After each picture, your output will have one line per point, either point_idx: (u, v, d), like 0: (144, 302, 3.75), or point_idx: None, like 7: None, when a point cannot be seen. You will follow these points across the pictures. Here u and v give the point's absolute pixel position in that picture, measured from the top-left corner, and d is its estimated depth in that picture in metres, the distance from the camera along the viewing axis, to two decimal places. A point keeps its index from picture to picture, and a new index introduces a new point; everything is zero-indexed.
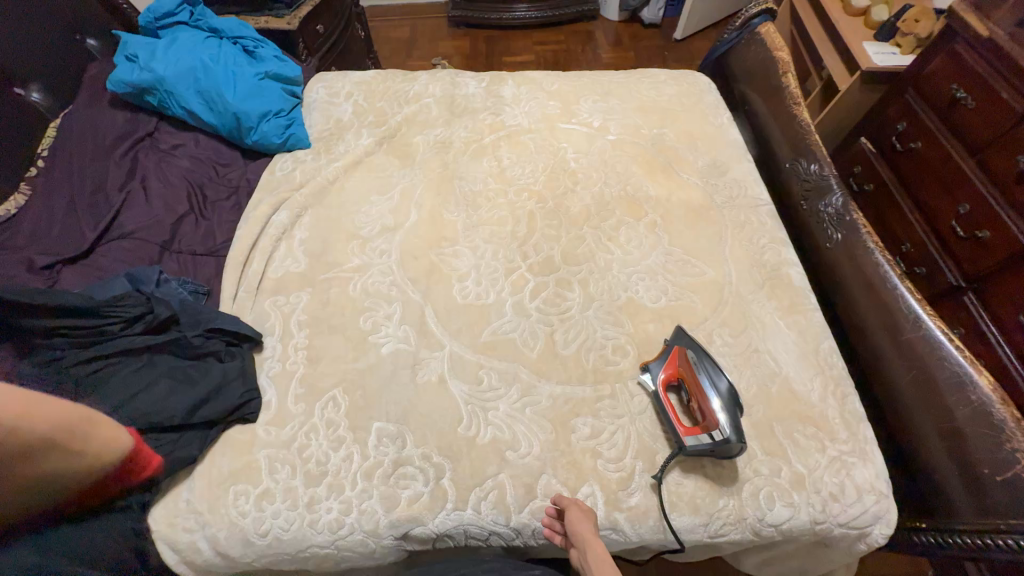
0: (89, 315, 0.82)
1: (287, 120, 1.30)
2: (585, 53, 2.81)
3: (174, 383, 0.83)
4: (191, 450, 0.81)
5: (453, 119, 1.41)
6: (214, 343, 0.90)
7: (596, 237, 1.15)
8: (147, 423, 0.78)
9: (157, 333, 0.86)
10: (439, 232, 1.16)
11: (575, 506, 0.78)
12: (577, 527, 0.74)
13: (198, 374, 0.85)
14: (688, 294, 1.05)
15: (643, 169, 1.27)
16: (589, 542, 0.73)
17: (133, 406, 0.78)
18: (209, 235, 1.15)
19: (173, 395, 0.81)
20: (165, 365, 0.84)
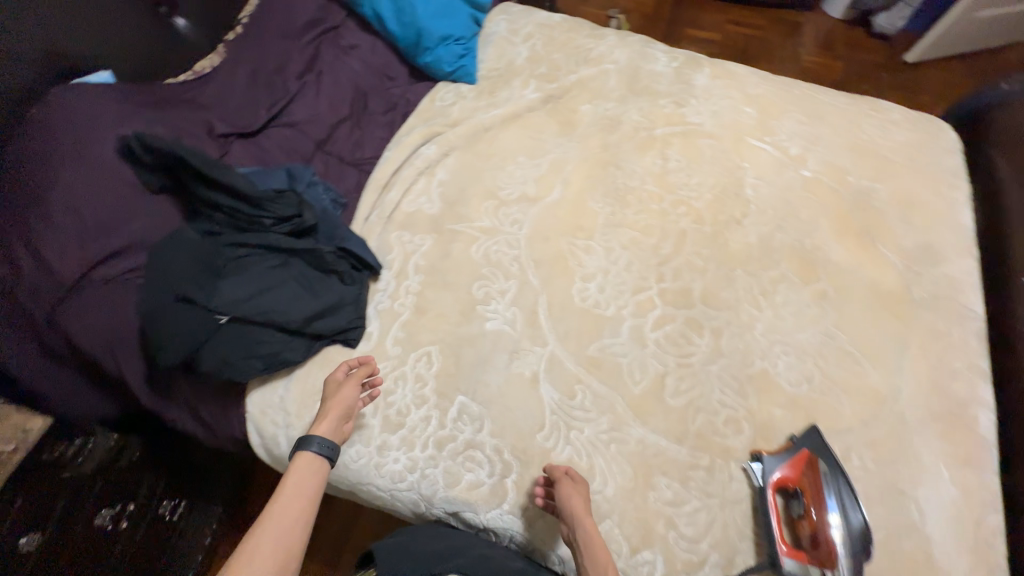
0: (249, 201, 0.86)
1: (464, 49, 1.24)
2: (783, 49, 2.38)
3: (300, 290, 0.85)
4: (297, 356, 0.85)
5: (630, 96, 1.26)
6: (341, 263, 0.91)
7: (748, 286, 0.99)
8: (269, 320, 0.81)
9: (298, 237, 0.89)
10: (577, 219, 1.07)
11: (566, 480, 0.76)
12: (575, 509, 0.72)
13: (321, 289, 0.88)
14: (838, 392, 0.88)
15: (833, 226, 1.06)
16: (581, 521, 0.72)
17: (261, 300, 0.81)
18: (359, 147, 1.15)
19: (296, 302, 0.84)
20: (297, 270, 0.87)
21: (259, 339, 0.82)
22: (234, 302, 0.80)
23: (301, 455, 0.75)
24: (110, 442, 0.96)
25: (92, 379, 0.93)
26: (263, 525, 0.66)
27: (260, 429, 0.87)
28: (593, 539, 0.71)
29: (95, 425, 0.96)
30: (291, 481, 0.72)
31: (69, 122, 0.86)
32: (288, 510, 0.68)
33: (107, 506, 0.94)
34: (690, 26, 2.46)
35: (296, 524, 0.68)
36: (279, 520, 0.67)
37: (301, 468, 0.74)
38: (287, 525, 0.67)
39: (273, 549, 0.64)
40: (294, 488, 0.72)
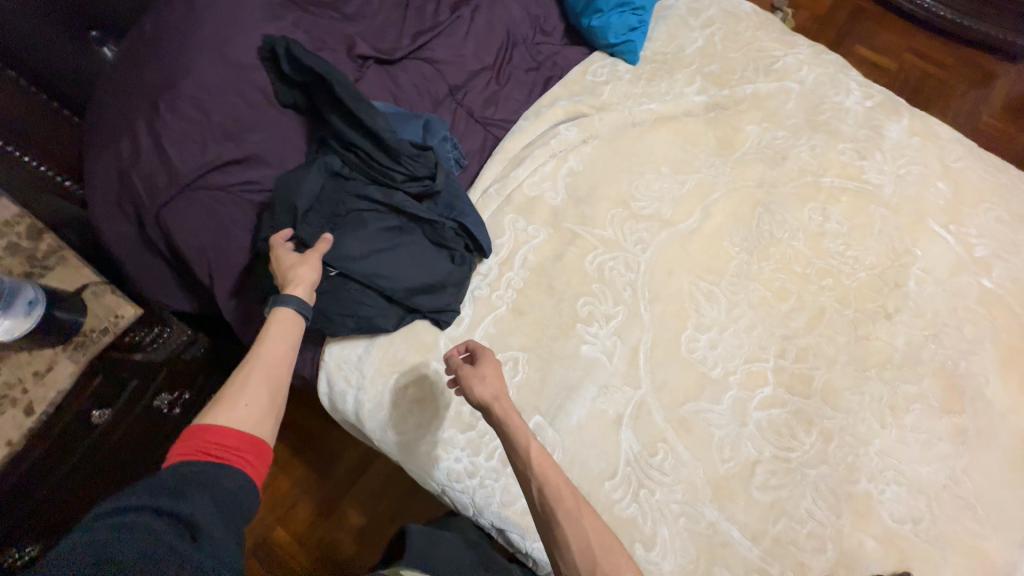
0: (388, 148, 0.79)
1: (637, 21, 1.07)
2: (962, 95, 1.79)
3: (409, 260, 0.81)
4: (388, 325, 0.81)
5: (806, 128, 1.07)
6: (453, 240, 0.85)
7: (878, 393, 0.87)
8: (373, 281, 0.78)
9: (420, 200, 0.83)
10: (707, 259, 0.95)
11: (463, 367, 0.69)
12: (485, 391, 0.67)
13: (430, 263, 0.82)
14: (943, 545, 0.78)
15: (998, 355, 0.91)
16: (493, 397, 0.66)
17: (373, 260, 0.78)
18: (493, 104, 1.03)
19: (405, 272, 0.80)
20: (412, 237, 0.82)
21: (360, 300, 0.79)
22: (347, 255, 0.76)
23: (280, 312, 0.64)
24: (183, 336, 0.94)
25: (178, 275, 0.90)
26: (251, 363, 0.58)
27: (330, 380, 0.84)
28: (508, 410, 0.65)
29: (169, 314, 0.91)
30: (272, 327, 0.63)
31: (219, 13, 0.81)
32: (273, 354, 0.60)
33: (167, 391, 0.94)
34: (862, 44, 1.83)
35: (283, 366, 0.61)
36: (264, 359, 0.60)
37: (281, 319, 0.64)
38: (273, 365, 0.60)
39: (263, 389, 0.57)
40: (279, 336, 0.62)
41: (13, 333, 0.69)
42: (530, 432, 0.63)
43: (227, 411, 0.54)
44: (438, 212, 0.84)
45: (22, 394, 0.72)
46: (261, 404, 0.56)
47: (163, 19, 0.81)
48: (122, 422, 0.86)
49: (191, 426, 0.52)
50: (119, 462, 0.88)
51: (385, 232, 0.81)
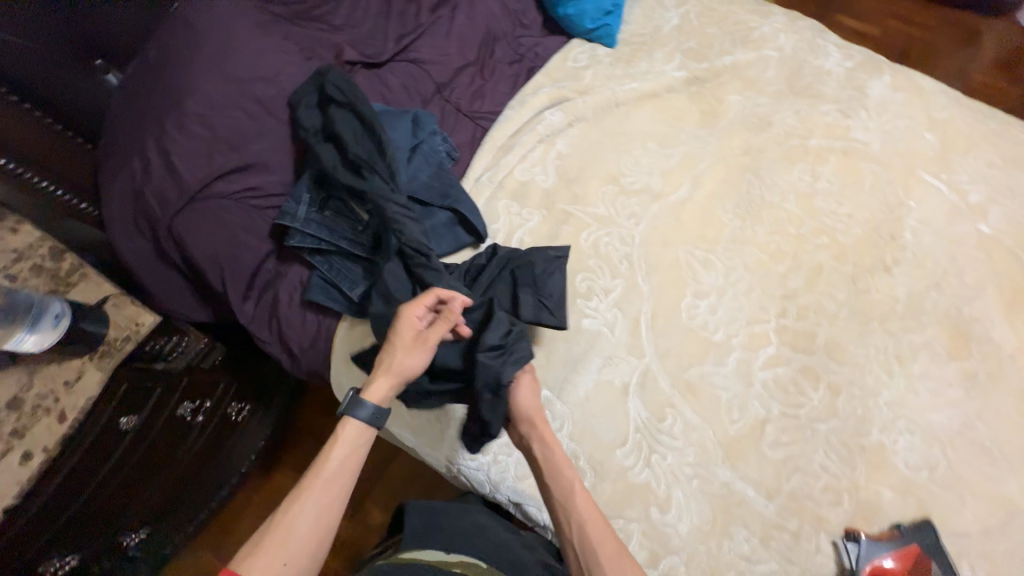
0: (357, 137, 0.84)
1: (611, 6, 1.11)
2: (952, 52, 1.78)
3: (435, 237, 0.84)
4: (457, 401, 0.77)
5: (788, 93, 1.09)
6: (523, 274, 0.83)
7: (883, 345, 0.87)
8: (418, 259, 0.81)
9: (390, 187, 0.82)
10: (699, 227, 0.96)
11: (523, 384, 0.76)
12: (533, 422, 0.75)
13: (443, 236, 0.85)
14: (961, 490, 0.78)
15: (1003, 297, 0.90)
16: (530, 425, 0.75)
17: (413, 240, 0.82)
18: (479, 97, 1.06)
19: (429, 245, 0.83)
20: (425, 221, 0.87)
21: (348, 291, 0.85)
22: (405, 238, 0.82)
23: (348, 424, 0.65)
24: (201, 344, 0.96)
25: (193, 285, 0.94)
26: (305, 495, 0.61)
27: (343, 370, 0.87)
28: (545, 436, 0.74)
29: (188, 325, 0.94)
30: (333, 453, 0.64)
31: (217, 33, 0.86)
32: (328, 487, 0.62)
33: (189, 400, 0.97)
34: (844, 12, 1.84)
35: (335, 503, 0.62)
36: (315, 497, 0.61)
37: (345, 436, 0.65)
38: (321, 507, 0.61)
39: (310, 528, 0.60)
40: (340, 461, 0.64)
41: (41, 345, 0.74)
42: (576, 476, 0.71)
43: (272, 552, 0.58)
44: (430, 196, 0.88)
45: (55, 404, 0.76)
46: (299, 556, 0.58)
47: (165, 42, 0.86)
48: (147, 430, 0.89)
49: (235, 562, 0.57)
50: (144, 485, 0.93)
51: None
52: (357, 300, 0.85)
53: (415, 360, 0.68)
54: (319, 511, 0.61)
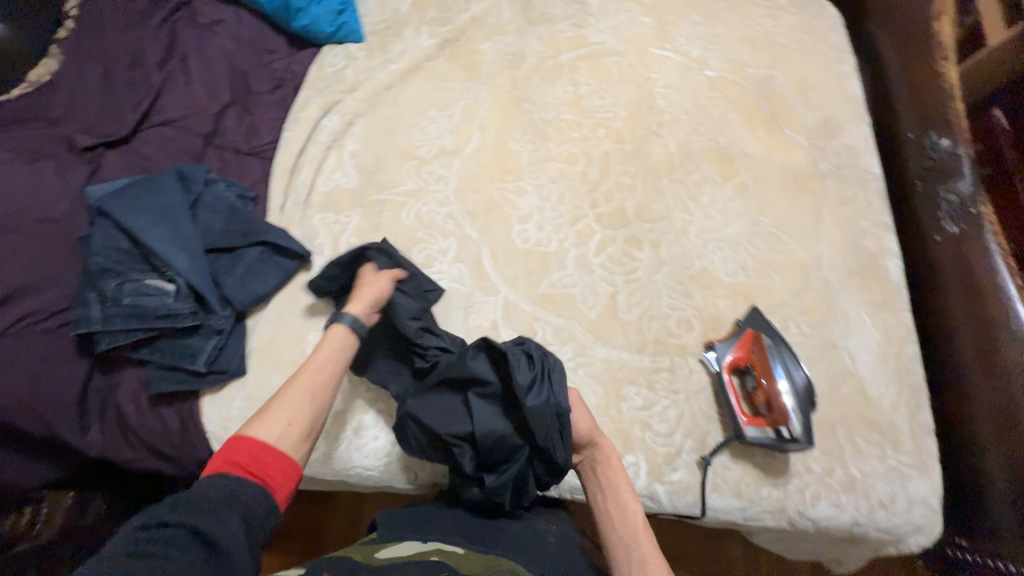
0: (123, 210, 0.79)
1: (340, 5, 1.14)
2: None
3: (256, 271, 0.86)
4: (534, 463, 0.76)
5: (528, 26, 1.21)
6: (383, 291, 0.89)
7: (676, 193, 1.03)
8: (251, 297, 0.85)
9: (182, 252, 0.80)
10: (501, 163, 1.05)
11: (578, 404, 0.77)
12: (596, 455, 0.76)
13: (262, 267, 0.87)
14: (770, 273, 0.95)
15: (743, 119, 1.10)
16: (590, 460, 0.77)
17: (237, 286, 0.84)
18: (254, 132, 1.05)
19: (250, 279, 0.85)
20: (243, 264, 0.85)
21: (191, 365, 0.80)
22: (234, 281, 0.84)
23: (335, 329, 0.75)
24: (68, 502, 0.82)
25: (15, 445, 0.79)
26: (297, 381, 0.67)
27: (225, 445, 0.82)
28: (610, 469, 0.75)
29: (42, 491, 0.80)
30: (325, 348, 0.73)
31: None
32: (320, 371, 0.69)
33: None
34: None
35: (325, 387, 0.68)
36: (314, 376, 0.68)
37: (334, 338, 0.74)
38: (315, 385, 0.67)
39: (302, 405, 0.65)
40: (328, 356, 0.72)
41: None
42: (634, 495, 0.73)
43: (268, 421, 0.61)
44: (231, 240, 0.85)
45: None
46: (302, 419, 0.64)
47: None
48: None
49: (227, 442, 0.59)
50: None
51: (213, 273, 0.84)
52: (206, 369, 0.81)
53: (384, 295, 0.82)
54: (314, 393, 0.67)
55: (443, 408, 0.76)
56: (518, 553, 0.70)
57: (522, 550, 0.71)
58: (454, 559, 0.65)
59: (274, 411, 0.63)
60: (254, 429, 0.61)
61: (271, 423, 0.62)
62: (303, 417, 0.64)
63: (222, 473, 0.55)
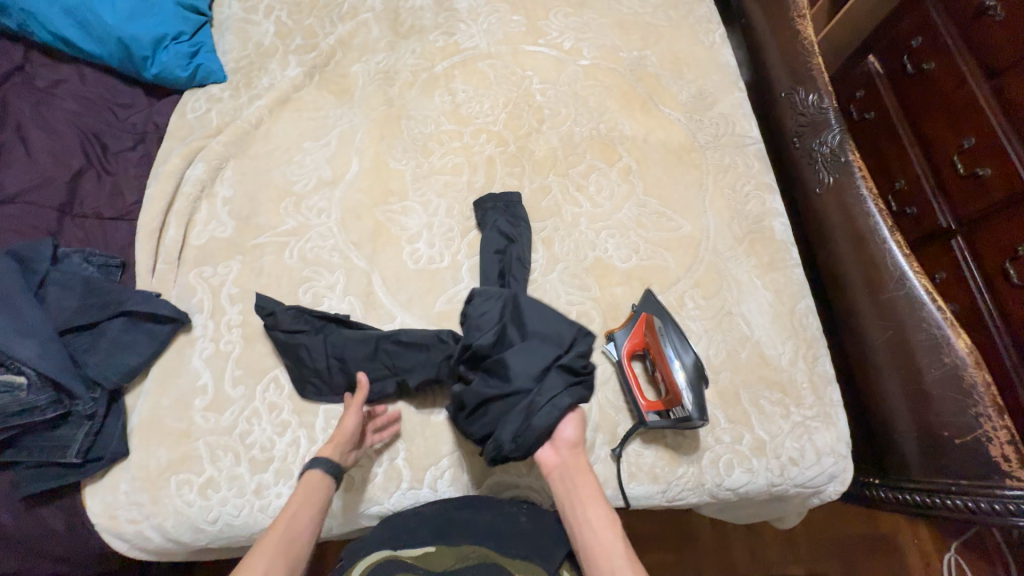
0: None
1: (192, 47, 1.08)
2: None
3: (125, 343, 0.81)
4: (504, 423, 0.73)
5: (398, 41, 1.19)
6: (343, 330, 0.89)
7: (563, 188, 1.02)
8: (120, 372, 0.79)
9: (31, 341, 0.73)
10: (384, 185, 1.02)
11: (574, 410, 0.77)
12: (571, 468, 0.74)
13: (131, 338, 0.82)
14: (662, 253, 0.95)
15: (620, 103, 1.11)
16: (563, 477, 0.73)
17: (103, 365, 0.78)
18: (117, 194, 0.99)
19: (119, 353, 0.80)
20: (109, 339, 0.80)
21: (61, 458, 0.74)
22: (101, 359, 0.79)
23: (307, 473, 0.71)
24: None
25: None
26: (275, 529, 0.65)
27: (118, 533, 0.77)
28: (581, 481, 0.72)
29: None
30: (298, 494, 0.70)
31: None
32: (297, 518, 0.67)
33: None
34: None
35: (303, 532, 0.66)
36: (291, 523, 0.66)
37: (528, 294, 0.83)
38: (295, 531, 0.65)
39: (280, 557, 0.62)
40: (312, 493, 0.70)
41: None
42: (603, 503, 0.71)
43: None
44: (89, 316, 0.80)
45: None
46: (281, 569, 0.62)
47: None
48: None
49: None
50: None
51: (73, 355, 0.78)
52: (81, 459, 0.76)
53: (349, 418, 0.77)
54: (293, 542, 0.65)
55: (534, 316, 0.78)
56: (492, 537, 0.71)
57: (494, 529, 0.73)
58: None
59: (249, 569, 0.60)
60: None
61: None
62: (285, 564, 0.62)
63: None
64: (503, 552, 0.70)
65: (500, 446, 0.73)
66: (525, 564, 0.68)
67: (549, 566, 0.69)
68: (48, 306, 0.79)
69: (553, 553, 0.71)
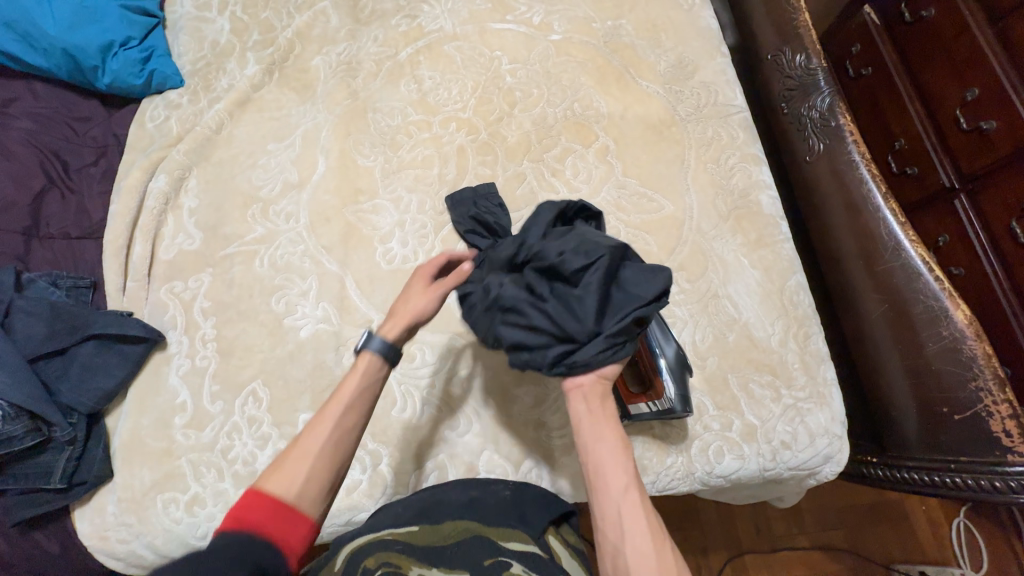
0: None
1: (144, 52, 1.04)
2: None
3: (98, 367, 0.81)
4: (554, 350, 0.61)
5: (359, 28, 1.13)
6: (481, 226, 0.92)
7: (538, 174, 0.98)
8: (98, 396, 0.80)
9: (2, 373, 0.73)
10: (353, 184, 0.98)
11: None
12: (589, 397, 0.64)
13: (104, 362, 0.82)
14: (643, 236, 0.91)
15: (595, 79, 1.05)
16: (582, 403, 0.64)
17: (80, 390, 0.79)
18: (83, 213, 0.97)
19: (93, 377, 0.80)
20: (81, 364, 0.80)
21: (46, 485, 0.75)
22: (76, 384, 0.79)
23: (363, 355, 0.64)
24: None
25: None
26: (325, 416, 0.59)
27: (111, 553, 0.79)
28: (597, 411, 0.63)
29: None
30: (352, 381, 0.62)
31: None
32: (347, 408, 0.60)
33: None
34: None
35: (348, 430, 0.60)
36: (337, 421, 0.59)
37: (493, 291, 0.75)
38: (342, 425, 0.59)
39: (326, 452, 0.57)
40: (363, 383, 0.63)
41: None
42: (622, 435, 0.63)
43: (289, 471, 0.55)
44: (58, 342, 0.79)
45: None
46: (319, 476, 0.56)
47: None
48: None
49: (243, 494, 0.54)
50: None
51: (45, 383, 0.78)
52: (66, 484, 0.77)
53: (419, 304, 0.68)
54: (340, 439, 0.59)
55: (628, 267, 0.64)
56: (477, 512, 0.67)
57: (478, 504, 0.68)
58: (420, 553, 0.61)
59: (289, 468, 0.55)
60: (269, 480, 0.55)
61: (286, 483, 0.55)
62: (326, 463, 0.57)
63: (230, 530, 0.50)
64: (488, 522, 0.65)
65: (535, 365, 0.62)
66: (510, 533, 0.64)
67: (532, 531, 0.64)
68: (15, 335, 0.78)
69: (538, 519, 0.66)
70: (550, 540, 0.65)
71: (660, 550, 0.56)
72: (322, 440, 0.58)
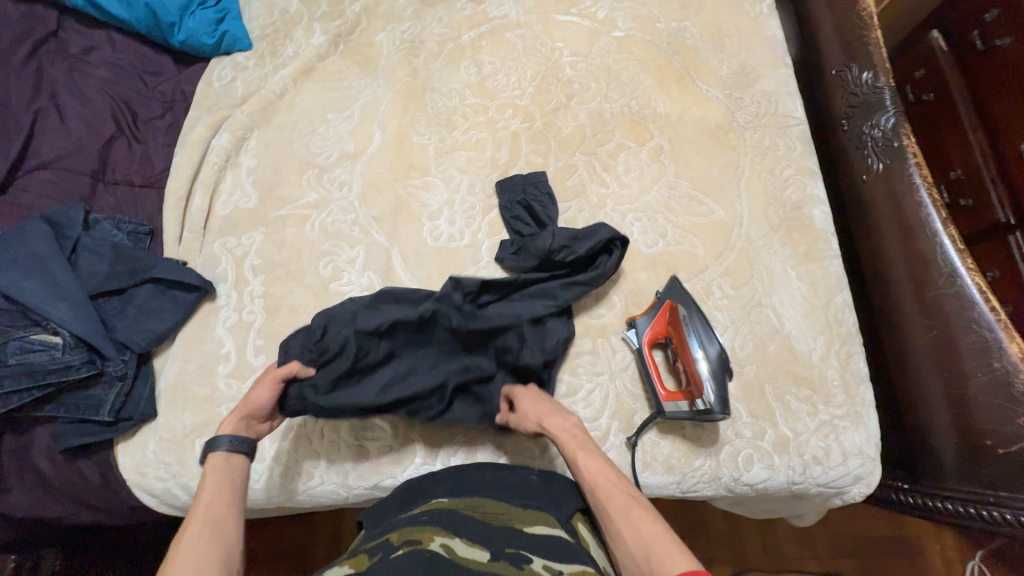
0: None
1: (218, 13, 1.08)
2: None
3: (152, 311, 0.84)
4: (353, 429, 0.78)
5: (425, 8, 1.14)
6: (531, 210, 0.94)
7: (590, 167, 0.98)
8: (148, 338, 0.83)
9: (66, 305, 0.76)
10: (406, 160, 1.00)
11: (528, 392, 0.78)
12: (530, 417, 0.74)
13: (158, 307, 0.85)
14: (690, 239, 0.91)
15: (655, 78, 1.05)
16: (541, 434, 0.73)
17: (132, 331, 0.82)
18: (146, 162, 0.99)
19: (146, 319, 0.83)
20: (136, 306, 0.84)
21: (95, 417, 0.78)
22: (130, 324, 0.82)
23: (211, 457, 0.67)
24: None
25: None
26: (193, 517, 0.60)
27: (148, 489, 0.82)
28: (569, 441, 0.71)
29: None
30: (207, 487, 0.64)
31: None
32: (217, 498, 0.63)
33: None
34: None
35: (230, 512, 0.62)
36: (212, 509, 0.61)
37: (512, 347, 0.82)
38: (218, 512, 0.61)
39: (212, 538, 0.58)
40: (218, 483, 0.65)
41: None
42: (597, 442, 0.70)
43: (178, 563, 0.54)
44: (119, 282, 0.83)
45: None
46: (216, 556, 0.56)
47: None
48: None
49: None
50: None
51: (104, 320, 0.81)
52: (113, 418, 0.80)
53: (259, 397, 0.72)
54: (224, 521, 0.60)
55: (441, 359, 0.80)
56: (506, 491, 0.68)
57: (508, 483, 0.70)
58: (445, 523, 0.59)
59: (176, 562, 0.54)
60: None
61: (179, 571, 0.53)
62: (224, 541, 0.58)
63: None
64: (517, 502, 0.65)
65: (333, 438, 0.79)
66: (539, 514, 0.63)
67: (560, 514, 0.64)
68: (80, 272, 0.82)
69: (565, 502, 0.67)
70: (577, 524, 0.65)
71: (627, 515, 0.61)
72: (206, 527, 0.59)
